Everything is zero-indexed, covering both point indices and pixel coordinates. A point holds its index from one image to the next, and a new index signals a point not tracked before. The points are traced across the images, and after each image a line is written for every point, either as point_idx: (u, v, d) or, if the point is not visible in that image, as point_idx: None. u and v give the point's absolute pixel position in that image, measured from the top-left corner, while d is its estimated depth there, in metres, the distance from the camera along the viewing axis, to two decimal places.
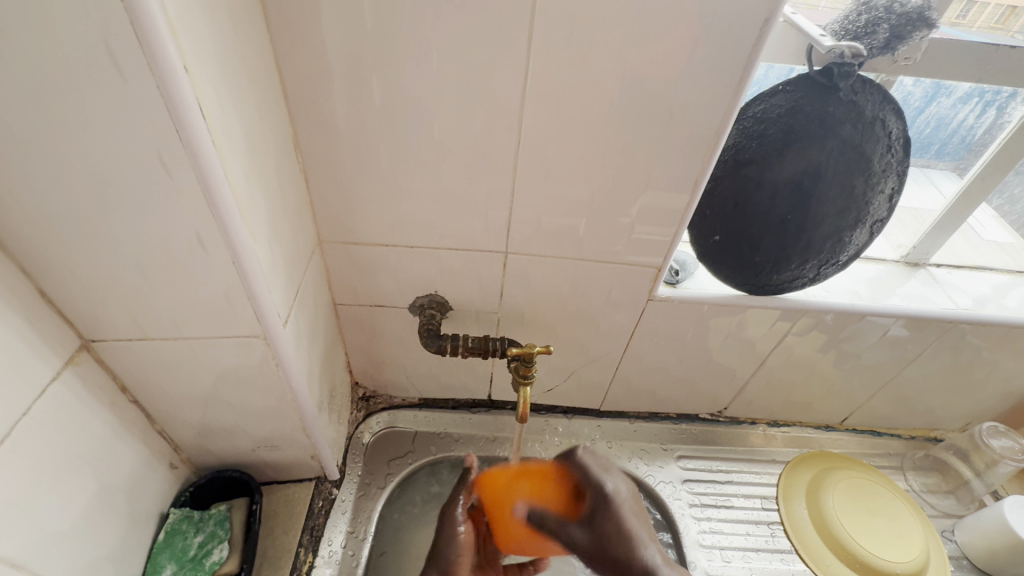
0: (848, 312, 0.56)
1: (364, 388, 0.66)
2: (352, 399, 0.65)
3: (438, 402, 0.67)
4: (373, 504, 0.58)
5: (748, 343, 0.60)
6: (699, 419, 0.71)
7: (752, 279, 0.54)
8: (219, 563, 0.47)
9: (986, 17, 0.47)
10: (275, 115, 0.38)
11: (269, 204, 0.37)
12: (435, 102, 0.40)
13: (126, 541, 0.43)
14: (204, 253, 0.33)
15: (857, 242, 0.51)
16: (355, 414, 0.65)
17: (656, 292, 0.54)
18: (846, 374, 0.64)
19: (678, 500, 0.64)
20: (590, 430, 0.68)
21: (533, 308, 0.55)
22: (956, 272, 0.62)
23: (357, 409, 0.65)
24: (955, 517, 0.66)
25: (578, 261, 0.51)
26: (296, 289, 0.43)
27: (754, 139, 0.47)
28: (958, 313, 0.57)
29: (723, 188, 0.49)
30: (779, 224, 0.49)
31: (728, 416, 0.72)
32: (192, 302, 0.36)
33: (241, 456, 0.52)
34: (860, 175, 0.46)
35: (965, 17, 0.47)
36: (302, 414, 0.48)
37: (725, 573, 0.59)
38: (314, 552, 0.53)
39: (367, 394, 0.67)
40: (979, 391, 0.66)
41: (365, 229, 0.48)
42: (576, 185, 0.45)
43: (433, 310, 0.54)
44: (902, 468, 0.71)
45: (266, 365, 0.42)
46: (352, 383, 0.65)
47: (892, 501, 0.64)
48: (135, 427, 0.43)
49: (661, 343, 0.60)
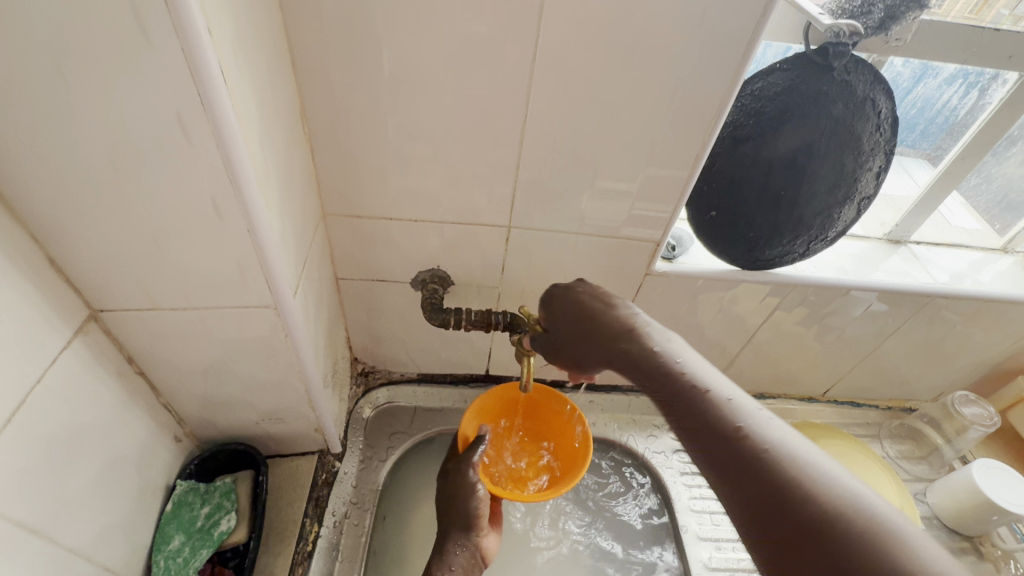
0: (833, 286, 0.58)
1: (363, 364, 0.67)
2: (352, 374, 0.65)
3: (436, 377, 0.68)
4: (376, 476, 0.59)
5: (738, 318, 0.63)
6: None
7: (746, 254, 0.55)
8: (227, 533, 0.48)
9: (960, 6, 0.48)
10: (284, 84, 0.38)
11: (280, 174, 0.37)
12: (444, 73, 0.40)
13: (134, 511, 0.43)
14: (218, 218, 0.33)
15: (845, 218, 0.53)
16: (354, 389, 0.65)
17: (654, 267, 0.55)
18: (829, 347, 0.67)
19: (670, 469, 0.66)
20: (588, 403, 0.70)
21: (533, 283, 0.56)
22: (935, 249, 0.65)
23: (356, 384, 0.66)
24: (926, 481, 0.70)
25: (579, 236, 0.52)
26: (303, 261, 0.43)
27: (751, 117, 0.49)
28: (936, 287, 0.59)
29: (720, 165, 0.51)
30: (773, 201, 0.51)
31: None
32: (203, 270, 0.36)
33: (246, 429, 0.52)
34: (850, 153, 0.48)
35: (941, 6, 0.48)
36: (308, 386, 0.48)
37: (715, 536, 0.61)
38: (319, 522, 0.54)
39: (365, 370, 0.67)
40: (953, 362, 0.69)
41: (368, 201, 0.48)
42: (580, 160, 0.46)
43: (436, 285, 0.55)
44: (878, 436, 0.75)
45: (275, 336, 0.42)
46: (351, 359, 0.65)
47: (869, 465, 0.68)
48: (141, 399, 0.43)
49: (656, 316, 0.61)
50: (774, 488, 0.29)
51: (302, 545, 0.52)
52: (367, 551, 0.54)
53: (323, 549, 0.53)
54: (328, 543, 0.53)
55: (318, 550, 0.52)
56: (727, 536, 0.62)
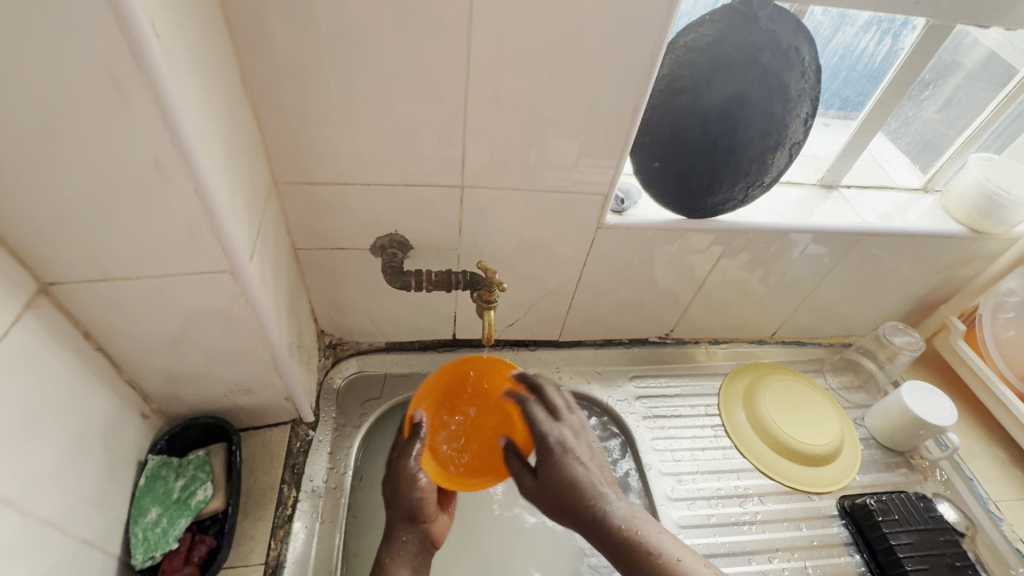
0: (773, 230, 0.62)
1: (330, 336, 0.67)
2: (320, 346, 0.66)
3: (404, 345, 0.70)
4: (350, 442, 0.61)
5: (687, 266, 0.66)
6: (648, 342, 0.77)
7: (690, 202, 0.58)
8: (204, 502, 0.49)
9: None
10: (220, 46, 0.38)
11: (224, 136, 0.37)
12: (382, 32, 0.40)
13: (106, 485, 0.43)
14: (162, 177, 0.33)
15: (778, 163, 0.56)
16: (323, 361, 0.66)
17: (605, 220, 0.58)
18: (773, 290, 0.72)
19: (632, 413, 0.70)
20: (556, 357, 0.73)
21: (490, 241, 0.58)
22: (864, 192, 0.70)
23: (324, 356, 0.67)
24: (866, 407, 0.76)
25: (530, 192, 0.53)
26: (257, 227, 0.43)
27: (686, 68, 0.51)
28: (864, 226, 0.64)
29: (660, 116, 0.54)
30: (712, 149, 0.54)
31: (674, 337, 0.78)
32: (153, 234, 0.36)
33: (214, 402, 0.53)
34: (779, 100, 0.51)
35: None
36: (273, 353, 0.49)
37: (676, 470, 0.66)
38: (297, 488, 0.56)
39: (333, 342, 0.68)
40: (886, 297, 0.75)
41: (319, 166, 0.48)
42: (524, 116, 0.47)
43: (395, 249, 0.56)
44: (822, 370, 0.80)
45: (235, 302, 0.43)
46: (318, 332, 0.66)
47: (814, 397, 0.73)
48: (101, 374, 0.43)
49: (611, 268, 0.64)
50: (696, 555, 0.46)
51: (282, 509, 0.54)
52: (346, 511, 0.56)
53: (304, 512, 0.54)
54: (308, 506, 0.55)
55: (299, 513, 0.54)
56: (688, 469, 0.66)
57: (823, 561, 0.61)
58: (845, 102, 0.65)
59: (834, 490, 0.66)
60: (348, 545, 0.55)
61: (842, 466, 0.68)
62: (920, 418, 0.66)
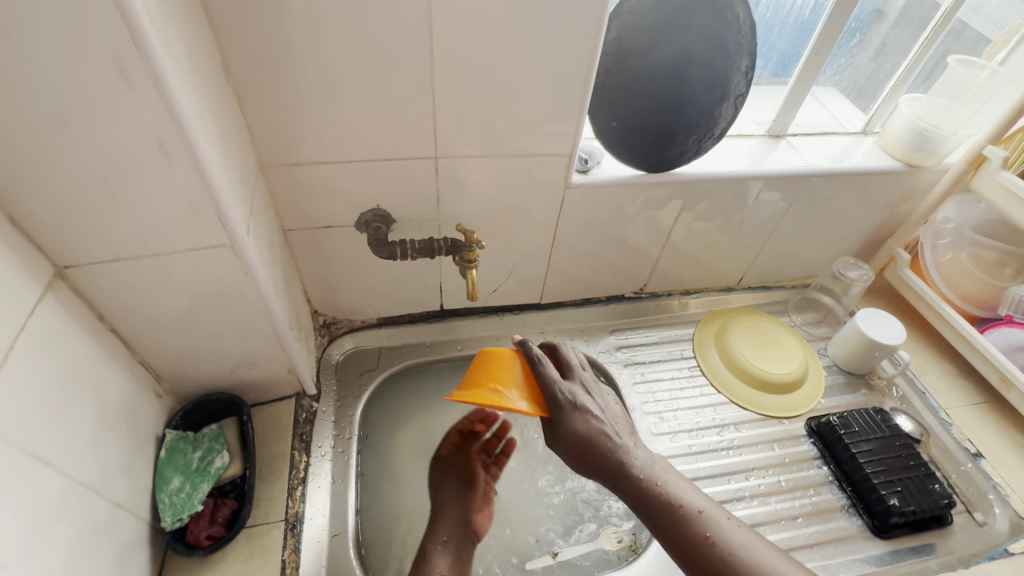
0: (728, 178, 0.67)
1: (324, 316, 0.70)
2: (315, 326, 0.69)
3: (395, 319, 0.73)
4: (353, 411, 0.65)
5: (654, 220, 0.71)
6: (626, 298, 0.82)
7: (648, 159, 0.62)
8: (223, 468, 0.53)
9: None
10: (203, 36, 0.41)
11: (214, 118, 0.40)
12: (352, 15, 0.44)
13: (131, 456, 0.47)
14: (166, 158, 0.36)
15: (725, 116, 0.60)
16: (319, 339, 0.70)
17: (571, 180, 0.62)
18: (735, 237, 0.77)
19: (615, 363, 0.75)
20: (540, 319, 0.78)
21: (467, 209, 0.62)
22: (809, 139, 0.75)
23: (321, 335, 0.70)
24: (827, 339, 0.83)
25: (500, 158, 0.58)
26: (250, 206, 0.47)
27: (632, 32, 0.56)
28: (811, 168, 0.69)
29: (613, 77, 0.58)
30: (663, 107, 0.58)
31: (649, 291, 0.83)
32: (158, 213, 0.39)
33: (222, 380, 0.56)
34: (719, 56, 0.56)
35: None
36: (276, 326, 0.53)
37: (659, 409, 0.71)
38: (307, 453, 0.60)
39: (328, 321, 0.71)
40: (838, 236, 0.81)
41: (302, 148, 0.52)
42: (489, 86, 0.51)
43: (378, 224, 0.60)
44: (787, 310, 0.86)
45: (237, 276, 0.46)
46: (312, 312, 0.69)
47: (779, 333, 0.79)
48: (116, 354, 0.46)
49: (583, 227, 0.69)
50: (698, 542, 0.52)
51: (295, 473, 0.57)
52: (356, 471, 0.60)
53: (317, 474, 0.58)
54: (319, 469, 0.59)
55: (312, 475, 0.58)
56: (669, 408, 0.71)
57: (795, 475, 0.67)
58: (783, 55, 0.70)
59: (803, 414, 0.72)
60: (360, 501, 0.60)
61: (809, 392, 0.74)
62: (875, 340, 0.71)
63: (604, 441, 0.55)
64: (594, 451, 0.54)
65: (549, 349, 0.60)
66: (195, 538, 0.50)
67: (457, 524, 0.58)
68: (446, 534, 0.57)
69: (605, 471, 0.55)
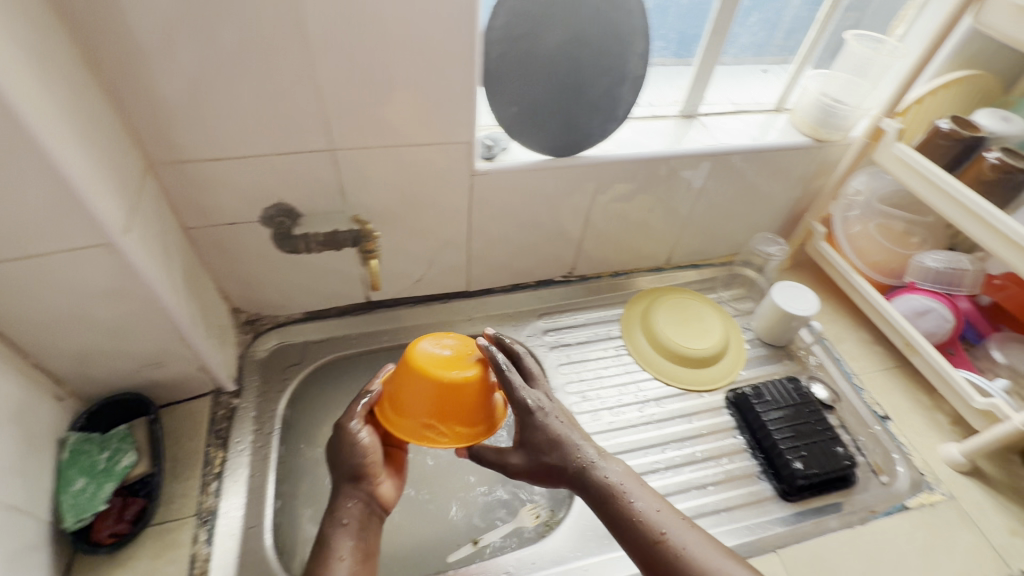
0: (638, 156, 0.72)
1: (246, 313, 0.78)
2: (238, 323, 0.77)
3: (322, 313, 0.81)
4: (273, 405, 0.73)
5: (564, 201, 0.75)
6: (553, 282, 0.90)
7: (552, 139, 0.68)
8: (130, 467, 0.61)
9: None
10: (64, 45, 0.45)
11: (77, 121, 0.45)
12: (217, 26, 0.48)
13: (29, 448, 0.53)
14: (17, 162, 0.41)
15: (626, 98, 0.67)
16: (244, 336, 0.77)
17: (475, 167, 0.67)
18: (654, 214, 0.83)
19: (542, 345, 0.84)
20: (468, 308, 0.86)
21: (373, 197, 0.67)
22: (721, 120, 0.82)
23: (245, 331, 0.78)
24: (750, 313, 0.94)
25: (397, 147, 0.62)
26: (131, 205, 0.51)
27: (522, 16, 0.59)
28: (681, 148, 0.74)
29: (505, 61, 0.61)
30: (563, 87, 0.64)
31: (577, 274, 0.92)
32: (22, 219, 0.44)
33: (128, 378, 0.63)
34: (612, 40, 0.62)
35: None
36: (176, 319, 0.58)
37: (573, 385, 0.81)
38: (224, 448, 0.67)
39: (251, 318, 0.78)
40: (757, 206, 0.89)
41: (191, 147, 0.56)
42: (365, 79, 0.55)
43: (283, 218, 0.65)
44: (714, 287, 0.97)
45: (121, 277, 0.52)
46: (233, 309, 0.76)
47: (699, 308, 0.90)
48: (8, 358, 0.52)
49: (493, 212, 0.74)
50: (652, 549, 0.57)
51: (209, 468, 0.65)
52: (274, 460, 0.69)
53: (229, 466, 0.66)
54: (237, 457, 0.67)
55: (225, 468, 0.66)
56: (579, 382, 0.81)
57: (669, 443, 0.76)
58: (680, 36, 0.77)
59: (722, 385, 0.84)
60: (279, 491, 0.68)
61: (729, 360, 0.86)
62: (792, 311, 0.83)
63: (560, 435, 0.62)
64: (543, 461, 0.63)
65: (514, 355, 0.68)
66: (141, 523, 0.59)
67: (360, 540, 0.60)
68: (349, 550, 0.59)
69: (558, 473, 0.62)
